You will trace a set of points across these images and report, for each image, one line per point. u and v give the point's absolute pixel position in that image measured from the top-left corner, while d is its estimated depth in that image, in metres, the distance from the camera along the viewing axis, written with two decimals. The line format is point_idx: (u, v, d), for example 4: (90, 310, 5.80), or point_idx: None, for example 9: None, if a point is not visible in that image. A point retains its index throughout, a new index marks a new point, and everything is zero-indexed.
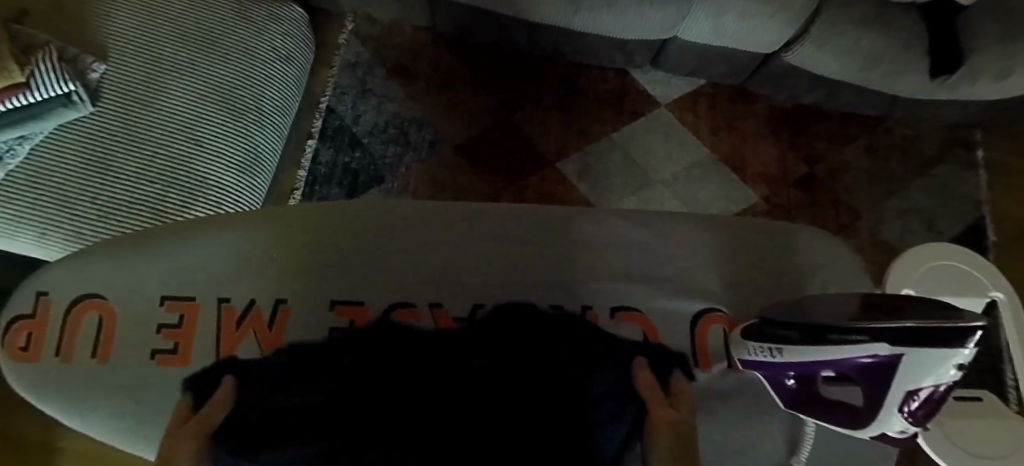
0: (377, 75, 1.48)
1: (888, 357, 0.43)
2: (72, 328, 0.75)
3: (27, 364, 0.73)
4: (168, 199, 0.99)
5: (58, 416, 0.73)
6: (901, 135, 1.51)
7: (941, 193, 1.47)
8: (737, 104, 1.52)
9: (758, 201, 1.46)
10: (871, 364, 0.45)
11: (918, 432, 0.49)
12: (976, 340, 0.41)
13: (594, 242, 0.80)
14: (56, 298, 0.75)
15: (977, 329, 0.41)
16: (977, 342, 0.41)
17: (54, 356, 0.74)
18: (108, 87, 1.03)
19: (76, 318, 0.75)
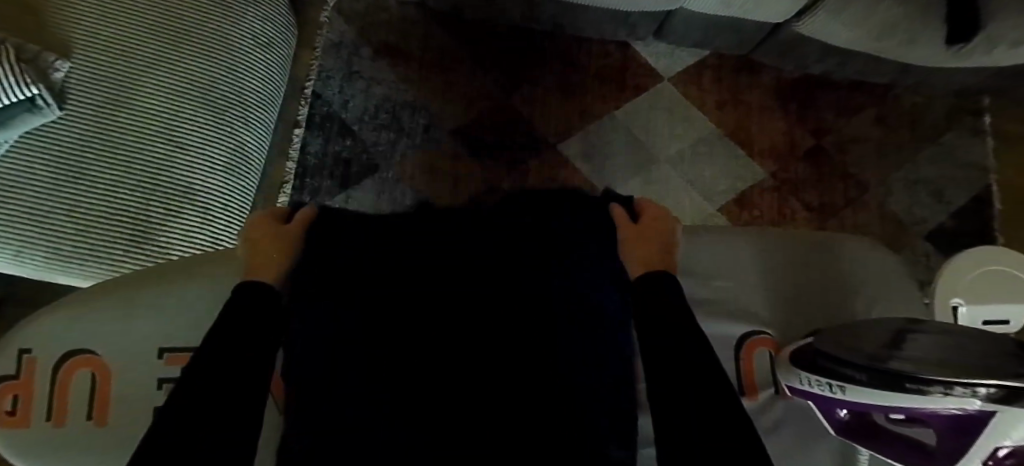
0: (363, 55, 1.39)
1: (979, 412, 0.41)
2: (63, 388, 0.68)
3: (12, 430, 0.66)
4: (152, 209, 0.92)
5: None
6: (910, 103, 1.45)
7: (948, 163, 1.42)
8: (741, 76, 1.45)
9: (766, 178, 1.39)
10: (957, 414, 0.43)
11: None
12: None
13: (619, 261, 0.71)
14: (44, 353, 0.69)
15: None
16: None
17: (44, 420, 0.67)
18: (75, 87, 0.93)
19: (67, 375, 0.69)
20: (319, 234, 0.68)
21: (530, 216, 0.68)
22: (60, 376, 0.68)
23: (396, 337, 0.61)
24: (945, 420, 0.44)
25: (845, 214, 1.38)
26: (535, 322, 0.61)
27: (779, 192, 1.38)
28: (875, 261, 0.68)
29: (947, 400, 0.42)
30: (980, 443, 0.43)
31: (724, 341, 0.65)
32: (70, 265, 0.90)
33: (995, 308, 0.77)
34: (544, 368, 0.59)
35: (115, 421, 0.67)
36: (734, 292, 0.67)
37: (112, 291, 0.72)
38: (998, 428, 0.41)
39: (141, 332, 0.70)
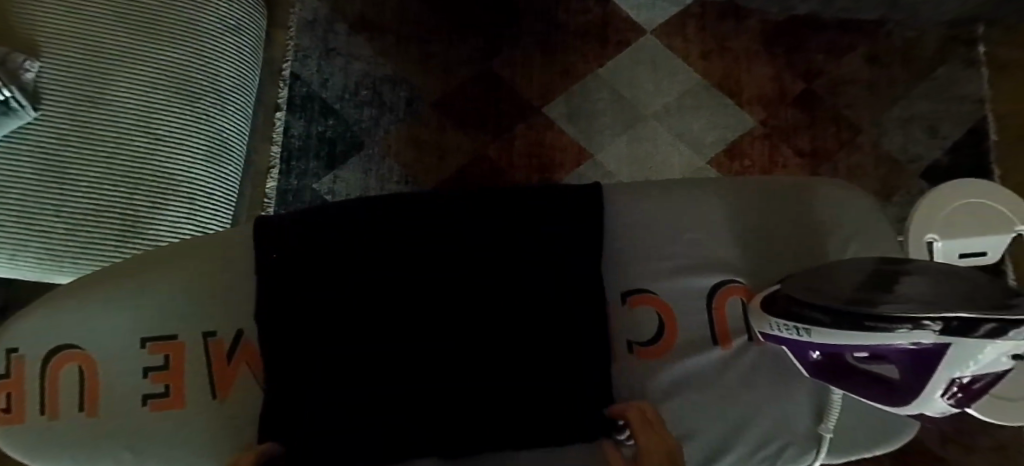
0: (339, 31, 1.37)
1: (933, 345, 0.42)
2: (52, 384, 0.62)
3: (10, 428, 0.61)
4: (136, 202, 0.93)
5: None
6: (900, 37, 1.41)
7: (941, 97, 1.38)
8: (726, 23, 1.42)
9: (755, 126, 1.37)
10: (914, 349, 0.44)
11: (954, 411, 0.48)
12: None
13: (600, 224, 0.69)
14: (31, 354, 0.62)
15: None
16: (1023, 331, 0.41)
17: (39, 414, 0.61)
18: (47, 87, 0.93)
19: (54, 372, 0.62)
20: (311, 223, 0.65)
21: (509, 195, 0.67)
22: (46, 373, 0.62)
23: (390, 336, 0.62)
24: (905, 353, 0.44)
25: (838, 157, 1.36)
26: (535, 302, 0.63)
27: (769, 138, 1.36)
28: (850, 205, 0.68)
29: (905, 336, 0.42)
30: (939, 376, 0.43)
31: (696, 293, 0.66)
32: (65, 264, 0.91)
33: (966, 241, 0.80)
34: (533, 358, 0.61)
35: (107, 413, 0.62)
36: (707, 246, 0.67)
37: (100, 280, 0.65)
38: (955, 359, 0.42)
39: (130, 321, 0.64)
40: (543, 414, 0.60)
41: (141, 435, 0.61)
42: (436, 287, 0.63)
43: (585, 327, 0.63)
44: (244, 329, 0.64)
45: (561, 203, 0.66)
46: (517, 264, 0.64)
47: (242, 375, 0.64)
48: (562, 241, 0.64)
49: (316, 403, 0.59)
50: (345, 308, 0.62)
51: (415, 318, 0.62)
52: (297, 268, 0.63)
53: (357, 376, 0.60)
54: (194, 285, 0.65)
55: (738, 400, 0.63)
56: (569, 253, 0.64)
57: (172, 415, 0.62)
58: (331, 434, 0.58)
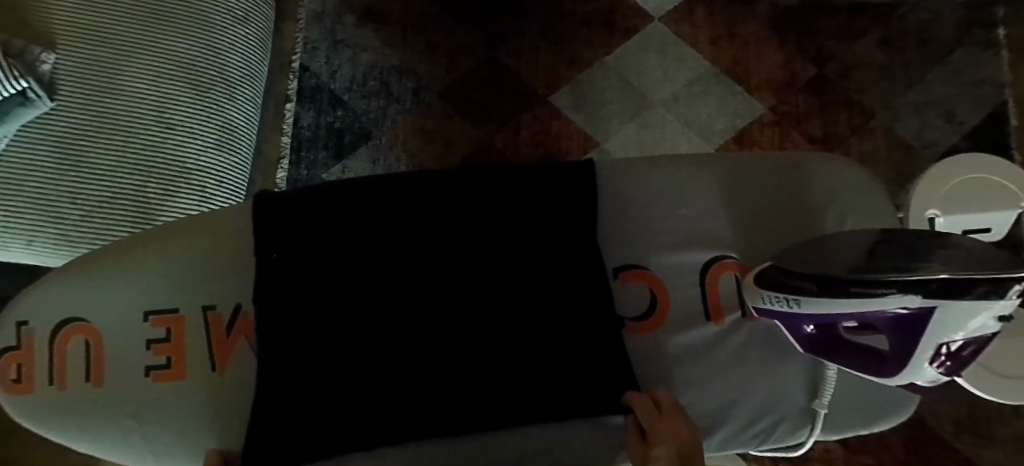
0: (347, 23, 1.39)
1: (919, 308, 0.43)
2: (59, 355, 0.64)
3: (20, 397, 0.63)
4: (149, 191, 0.94)
5: (67, 443, 0.64)
6: (914, 21, 1.38)
7: (958, 80, 1.34)
8: (734, 10, 1.41)
9: (765, 112, 1.35)
10: (901, 315, 0.45)
11: (943, 381, 0.49)
12: (1017, 291, 0.41)
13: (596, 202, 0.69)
14: (38, 326, 0.65)
15: (1022, 278, 0.41)
16: (1016, 293, 0.41)
17: (47, 385, 0.64)
18: (64, 78, 0.95)
19: (62, 344, 0.64)
20: (312, 204, 0.66)
21: (504, 175, 0.67)
22: (54, 346, 0.64)
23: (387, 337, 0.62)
24: (892, 323, 0.46)
25: (850, 142, 1.33)
26: (530, 282, 0.63)
27: (779, 124, 1.34)
28: (848, 184, 0.68)
29: (895, 300, 0.43)
30: (924, 344, 0.45)
31: (688, 270, 0.66)
32: (79, 250, 0.93)
33: (974, 217, 0.76)
34: (527, 336, 0.62)
35: (112, 382, 0.64)
36: (702, 223, 0.67)
37: (106, 255, 0.67)
38: (941, 326, 0.43)
39: (131, 295, 0.65)
40: (530, 369, 0.61)
41: (144, 405, 0.63)
42: (436, 287, 0.63)
43: (584, 326, 0.62)
44: (240, 304, 0.65)
45: (559, 201, 0.66)
46: (514, 250, 0.64)
47: (240, 347, 0.65)
48: (562, 238, 0.65)
49: (317, 403, 0.60)
50: (346, 304, 0.62)
51: (407, 308, 0.62)
52: (298, 265, 0.64)
53: (351, 369, 0.61)
54: (193, 263, 0.66)
55: (731, 375, 0.63)
56: (567, 251, 0.64)
57: (173, 388, 0.64)
58: (331, 433, 0.60)
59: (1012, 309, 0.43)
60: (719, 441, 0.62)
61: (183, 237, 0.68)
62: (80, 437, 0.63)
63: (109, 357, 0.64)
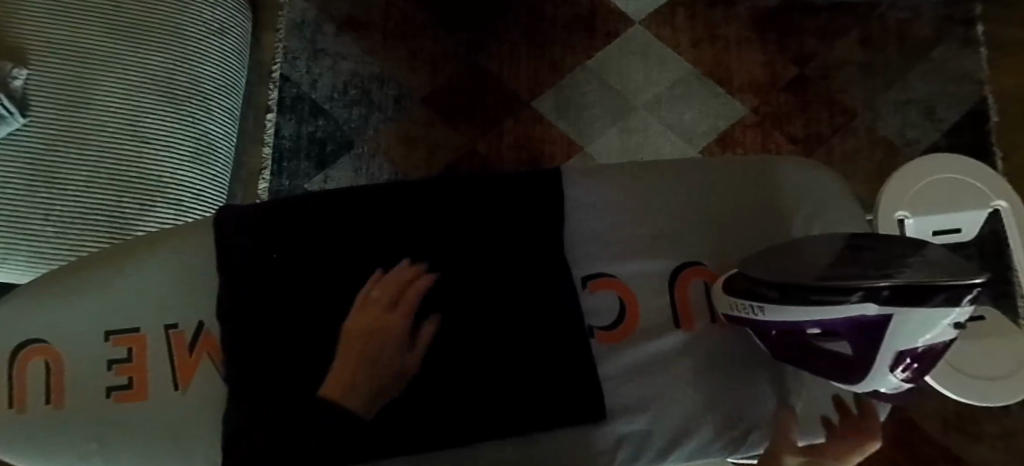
0: (327, 32, 1.39)
1: (876, 317, 0.43)
2: (19, 378, 0.63)
3: None
4: (124, 205, 0.93)
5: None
6: (894, 19, 1.38)
7: (939, 78, 1.34)
8: (715, 11, 1.41)
9: (748, 113, 1.35)
10: (860, 321, 0.45)
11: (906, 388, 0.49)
12: (970, 298, 0.42)
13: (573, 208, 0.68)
14: None
15: (975, 286, 0.42)
16: (969, 299, 0.42)
17: (7, 408, 0.63)
18: (34, 92, 0.94)
19: (21, 367, 0.64)
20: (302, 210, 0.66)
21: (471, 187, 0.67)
22: (13, 368, 0.63)
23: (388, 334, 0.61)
24: (853, 330, 0.46)
25: (834, 141, 1.33)
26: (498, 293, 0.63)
27: (762, 125, 1.34)
28: (820, 188, 0.68)
29: (852, 307, 0.44)
30: (886, 351, 0.45)
31: (657, 278, 0.66)
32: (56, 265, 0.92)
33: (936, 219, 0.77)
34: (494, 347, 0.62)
35: (72, 404, 0.63)
36: (673, 230, 0.67)
37: (69, 277, 0.67)
38: (900, 332, 0.44)
39: (91, 315, 0.65)
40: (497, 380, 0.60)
41: (106, 427, 0.62)
42: (424, 293, 0.63)
43: (568, 334, 0.62)
44: (203, 320, 0.65)
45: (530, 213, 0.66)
46: (495, 257, 0.64)
47: (202, 365, 0.64)
48: (549, 246, 0.65)
49: None
50: (342, 306, 0.63)
51: (390, 316, 0.62)
52: (300, 263, 0.63)
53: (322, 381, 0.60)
54: (154, 282, 0.66)
55: (702, 382, 0.62)
56: (554, 258, 0.65)
57: (134, 408, 0.63)
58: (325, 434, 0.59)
59: (968, 315, 0.44)
60: (692, 449, 0.61)
61: (145, 257, 0.67)
62: (43, 461, 0.62)
63: (69, 379, 0.63)
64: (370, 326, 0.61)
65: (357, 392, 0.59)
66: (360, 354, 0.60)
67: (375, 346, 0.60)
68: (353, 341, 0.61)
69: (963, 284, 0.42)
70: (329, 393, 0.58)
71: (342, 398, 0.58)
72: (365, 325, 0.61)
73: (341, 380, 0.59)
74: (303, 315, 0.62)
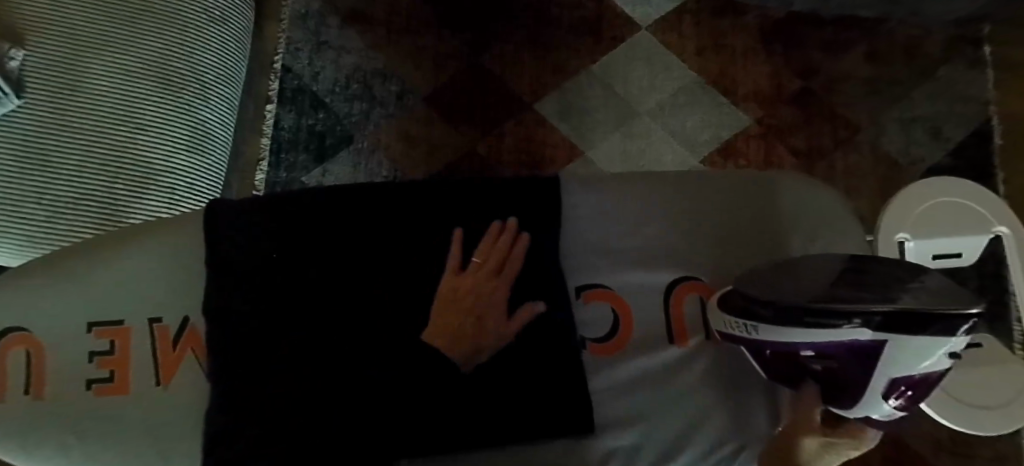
0: (331, 24, 1.38)
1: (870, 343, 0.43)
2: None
3: None
4: (117, 192, 0.92)
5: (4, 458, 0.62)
6: (902, 35, 1.37)
7: (945, 97, 1.34)
8: (723, 20, 1.40)
9: (751, 124, 1.34)
10: (854, 345, 0.44)
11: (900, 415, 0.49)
12: (967, 328, 0.41)
13: (570, 218, 0.68)
14: None
15: (973, 316, 0.41)
16: (966, 330, 0.41)
17: None
18: (30, 75, 0.92)
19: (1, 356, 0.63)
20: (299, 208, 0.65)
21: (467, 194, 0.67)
22: None
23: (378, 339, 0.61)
24: (847, 354, 0.45)
25: (836, 156, 1.32)
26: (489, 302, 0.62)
27: (765, 137, 1.33)
28: (821, 207, 0.68)
29: (850, 331, 0.43)
30: (880, 376, 0.44)
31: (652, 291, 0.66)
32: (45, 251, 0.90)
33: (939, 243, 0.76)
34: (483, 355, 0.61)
35: (51, 396, 0.62)
36: (670, 243, 0.66)
37: (56, 267, 0.67)
38: (895, 359, 0.43)
39: (75, 306, 0.64)
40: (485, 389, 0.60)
41: (84, 421, 0.61)
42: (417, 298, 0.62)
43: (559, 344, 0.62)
44: (189, 316, 0.64)
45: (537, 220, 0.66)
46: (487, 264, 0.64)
47: (185, 362, 0.63)
48: (542, 255, 0.65)
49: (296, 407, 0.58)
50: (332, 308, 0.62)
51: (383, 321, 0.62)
52: (296, 265, 0.63)
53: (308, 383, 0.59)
54: (140, 276, 0.66)
55: (692, 399, 0.61)
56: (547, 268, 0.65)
57: (114, 403, 0.62)
58: None
59: (965, 345, 0.43)
60: None
61: (133, 250, 0.67)
62: (19, 452, 0.61)
63: (49, 369, 0.62)
64: (471, 284, 0.62)
65: (458, 341, 0.60)
66: (462, 309, 0.61)
67: (476, 301, 0.61)
68: (452, 296, 0.62)
69: (961, 313, 0.41)
70: (434, 340, 0.60)
71: (444, 347, 0.60)
72: (466, 282, 0.63)
73: (444, 329, 0.60)
74: (294, 314, 0.61)
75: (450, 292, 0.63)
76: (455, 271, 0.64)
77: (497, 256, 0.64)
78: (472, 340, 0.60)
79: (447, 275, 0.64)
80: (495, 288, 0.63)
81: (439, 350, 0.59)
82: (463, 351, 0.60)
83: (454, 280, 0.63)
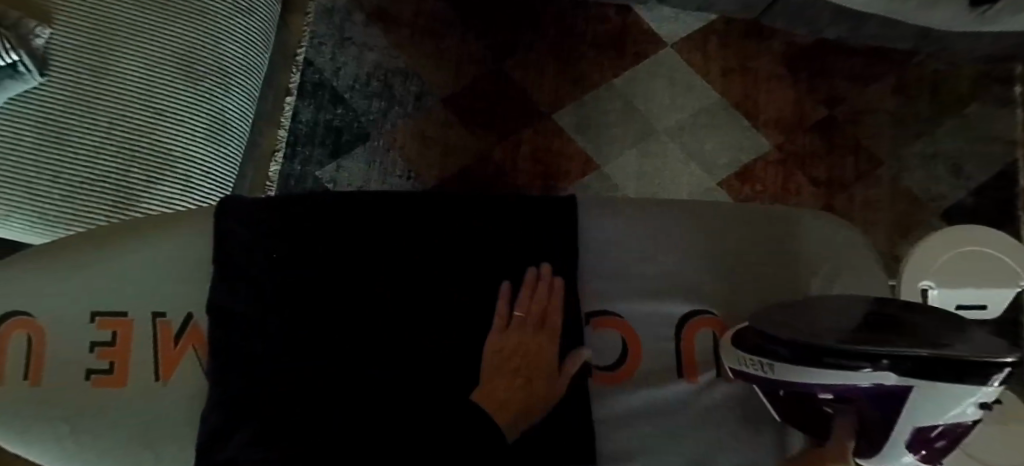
0: (356, 21, 1.37)
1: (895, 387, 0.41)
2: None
3: None
4: (132, 176, 0.90)
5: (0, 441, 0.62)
6: (932, 70, 1.35)
7: (971, 136, 1.31)
8: (750, 42, 1.38)
9: (772, 150, 1.32)
10: (877, 391, 0.43)
11: None
12: (1000, 377, 0.40)
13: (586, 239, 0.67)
14: None
15: (1006, 365, 0.40)
16: (999, 379, 0.40)
17: None
18: (56, 54, 0.92)
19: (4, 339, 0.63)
20: (314, 210, 0.65)
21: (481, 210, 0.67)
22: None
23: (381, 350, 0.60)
24: (869, 400, 0.44)
25: (856, 189, 1.30)
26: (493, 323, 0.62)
27: (785, 163, 1.31)
28: (837, 247, 0.67)
29: (873, 375, 0.42)
30: (903, 424, 0.43)
31: (662, 321, 0.65)
32: (56, 231, 0.89)
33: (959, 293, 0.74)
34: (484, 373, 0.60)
35: (50, 384, 0.62)
36: (683, 273, 0.66)
37: (64, 253, 0.67)
38: (922, 406, 0.42)
39: (80, 295, 0.64)
40: None
41: (80, 411, 0.61)
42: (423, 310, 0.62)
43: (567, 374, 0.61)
44: (192, 313, 0.64)
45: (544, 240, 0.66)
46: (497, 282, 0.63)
47: (186, 359, 0.63)
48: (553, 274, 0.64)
49: None
50: (337, 315, 0.61)
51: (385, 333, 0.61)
52: (302, 267, 0.62)
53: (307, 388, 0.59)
54: (148, 268, 0.65)
55: (699, 436, 0.60)
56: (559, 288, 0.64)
57: (111, 395, 0.61)
58: None
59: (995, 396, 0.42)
60: None
61: (141, 242, 0.67)
62: (14, 437, 0.61)
63: (50, 356, 0.62)
64: (518, 343, 0.61)
65: (507, 408, 0.57)
66: (509, 371, 0.59)
67: (523, 363, 0.59)
68: (502, 355, 0.60)
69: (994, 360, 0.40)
70: (482, 401, 0.56)
71: (491, 410, 0.56)
72: (509, 341, 0.61)
73: (494, 395, 0.57)
74: (299, 315, 0.61)
75: (494, 352, 0.60)
76: (502, 326, 0.62)
77: (539, 312, 0.62)
78: (519, 406, 0.57)
79: (495, 330, 0.62)
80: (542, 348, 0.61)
81: (491, 414, 0.56)
82: (511, 421, 0.56)
83: (499, 339, 0.61)
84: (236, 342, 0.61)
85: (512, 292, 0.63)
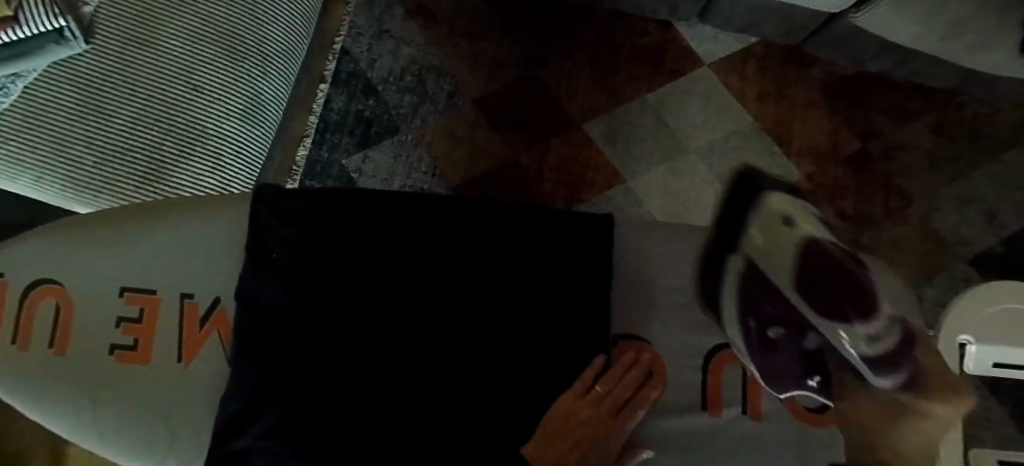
0: (394, 14, 1.37)
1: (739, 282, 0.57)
2: (28, 316, 0.63)
3: None
4: (164, 149, 0.91)
5: (20, 407, 0.63)
6: (973, 112, 1.32)
7: (1007, 183, 1.29)
8: (790, 68, 1.35)
9: (802, 180, 1.30)
10: (750, 295, 0.57)
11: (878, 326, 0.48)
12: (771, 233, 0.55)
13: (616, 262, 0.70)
14: (13, 281, 0.64)
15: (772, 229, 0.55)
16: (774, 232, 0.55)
17: (10, 343, 0.62)
18: (102, 22, 0.92)
19: (33, 306, 0.63)
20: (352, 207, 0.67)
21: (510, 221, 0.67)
22: (26, 305, 0.63)
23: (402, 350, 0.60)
24: (768, 305, 0.56)
25: (884, 226, 1.28)
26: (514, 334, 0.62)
27: (814, 195, 1.29)
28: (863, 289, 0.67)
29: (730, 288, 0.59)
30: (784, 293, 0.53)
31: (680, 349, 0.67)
32: (86, 196, 0.89)
33: None
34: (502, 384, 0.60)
35: (74, 354, 0.62)
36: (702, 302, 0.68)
37: (97, 226, 0.67)
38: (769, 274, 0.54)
39: (112, 270, 0.65)
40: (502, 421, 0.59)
41: (101, 383, 0.62)
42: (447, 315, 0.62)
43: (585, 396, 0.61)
44: (221, 297, 0.65)
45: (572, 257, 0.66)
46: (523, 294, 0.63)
47: (210, 341, 0.64)
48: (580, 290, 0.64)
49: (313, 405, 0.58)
50: (362, 312, 0.61)
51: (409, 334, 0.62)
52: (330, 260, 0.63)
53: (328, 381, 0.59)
54: (180, 249, 0.67)
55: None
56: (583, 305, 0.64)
57: (133, 372, 0.62)
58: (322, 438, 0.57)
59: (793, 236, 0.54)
60: None
61: (173, 222, 0.68)
62: (33, 404, 0.62)
63: (76, 327, 0.63)
64: (591, 417, 0.60)
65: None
66: (570, 440, 0.59)
67: (585, 436, 0.59)
68: (569, 421, 0.59)
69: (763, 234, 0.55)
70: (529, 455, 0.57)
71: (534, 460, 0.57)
72: (579, 412, 0.60)
73: (548, 452, 0.57)
74: (324, 308, 0.61)
75: (561, 414, 0.60)
76: (578, 393, 0.61)
77: (624, 396, 0.62)
78: None
79: (570, 394, 0.61)
80: (608, 429, 0.61)
81: None
82: None
83: (571, 403, 0.60)
84: (259, 329, 0.61)
85: (603, 365, 0.64)
